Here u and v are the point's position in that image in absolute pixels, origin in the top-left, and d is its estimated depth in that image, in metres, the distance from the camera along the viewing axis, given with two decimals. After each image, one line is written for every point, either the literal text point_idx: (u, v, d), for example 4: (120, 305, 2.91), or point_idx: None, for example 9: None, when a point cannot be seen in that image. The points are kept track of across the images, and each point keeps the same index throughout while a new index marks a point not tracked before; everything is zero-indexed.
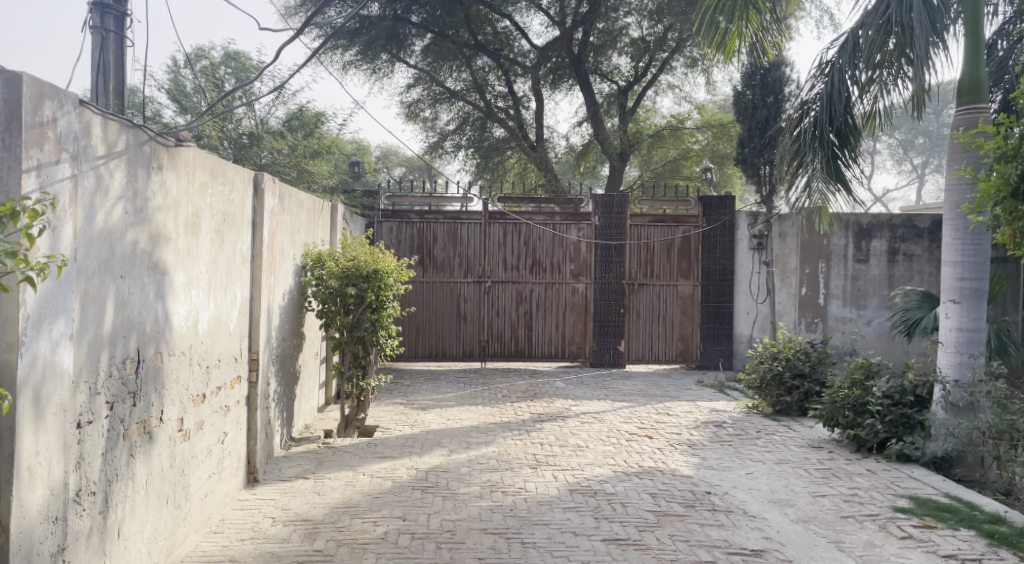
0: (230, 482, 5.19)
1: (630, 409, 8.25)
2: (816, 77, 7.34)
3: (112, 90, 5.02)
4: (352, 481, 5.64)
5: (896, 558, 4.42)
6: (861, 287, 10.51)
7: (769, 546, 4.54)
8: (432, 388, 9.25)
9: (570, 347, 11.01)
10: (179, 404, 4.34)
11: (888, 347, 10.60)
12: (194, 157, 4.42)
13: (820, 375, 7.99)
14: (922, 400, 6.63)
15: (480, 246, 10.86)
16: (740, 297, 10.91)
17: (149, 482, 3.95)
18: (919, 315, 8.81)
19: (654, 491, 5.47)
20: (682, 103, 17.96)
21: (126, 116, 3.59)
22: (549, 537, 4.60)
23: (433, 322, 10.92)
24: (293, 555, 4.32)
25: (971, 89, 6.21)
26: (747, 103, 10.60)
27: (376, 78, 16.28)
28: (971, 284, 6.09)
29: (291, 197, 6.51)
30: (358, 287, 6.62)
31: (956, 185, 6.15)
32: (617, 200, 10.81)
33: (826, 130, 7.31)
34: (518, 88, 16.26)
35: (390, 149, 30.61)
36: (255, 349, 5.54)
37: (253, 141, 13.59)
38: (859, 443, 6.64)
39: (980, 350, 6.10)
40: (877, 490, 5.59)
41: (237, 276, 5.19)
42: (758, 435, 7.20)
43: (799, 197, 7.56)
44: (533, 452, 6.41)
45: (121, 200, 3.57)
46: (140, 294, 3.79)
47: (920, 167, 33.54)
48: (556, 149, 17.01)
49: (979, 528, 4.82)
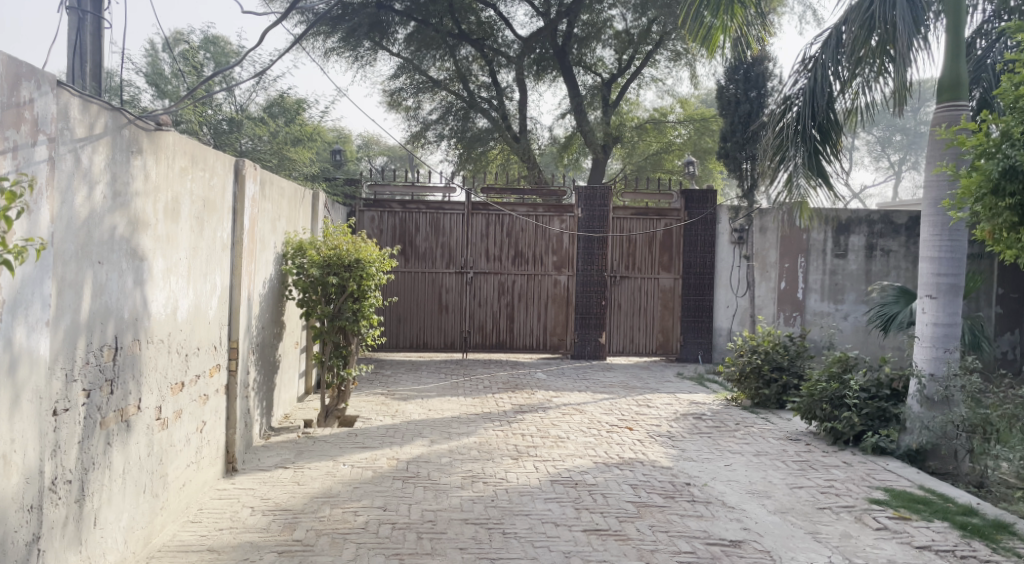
0: (208, 471, 5.14)
1: (611, 400, 8.28)
2: (799, 72, 7.36)
3: (89, 72, 4.92)
4: (331, 471, 5.61)
5: (872, 549, 4.46)
6: (838, 282, 10.66)
7: (747, 537, 4.56)
8: (413, 379, 9.22)
9: (551, 338, 11.01)
10: (157, 393, 4.29)
11: (864, 342, 10.76)
12: (174, 142, 4.36)
13: (798, 368, 8.09)
14: (898, 393, 6.67)
15: (462, 237, 10.83)
16: (719, 290, 10.93)
17: (126, 471, 3.89)
18: (896, 310, 8.88)
19: (634, 482, 5.49)
20: (665, 97, 18.01)
21: (105, 98, 3.52)
22: (530, 527, 4.60)
23: (414, 313, 10.89)
24: (272, 545, 4.29)
25: (951, 87, 6.25)
26: (730, 98, 10.59)
27: (359, 66, 16.06)
28: (946, 280, 6.14)
29: (272, 184, 6.44)
30: (339, 277, 6.56)
31: (936, 181, 6.19)
32: (600, 192, 10.83)
33: (808, 125, 7.35)
34: (501, 79, 16.20)
35: (373, 138, 30.40)
36: (235, 337, 5.48)
37: (233, 127, 13.47)
38: (836, 436, 6.71)
39: (955, 345, 6.15)
40: (853, 482, 5.65)
41: (217, 263, 5.13)
42: (736, 427, 7.25)
43: (779, 192, 7.64)
44: (514, 443, 6.41)
45: (99, 183, 3.51)
46: (118, 279, 3.73)
47: (898, 164, 33.84)
48: (539, 141, 16.96)
49: (952, 520, 4.88)
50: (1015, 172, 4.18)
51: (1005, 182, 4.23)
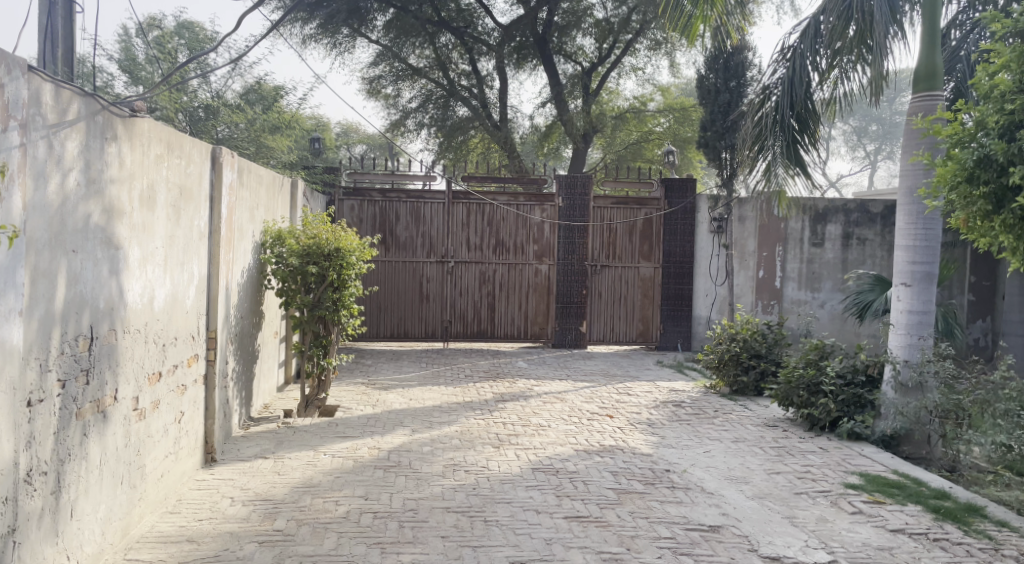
0: (187, 462, 5.10)
1: (592, 388, 8.31)
2: (778, 61, 7.38)
3: (61, 57, 4.82)
4: (312, 461, 5.59)
5: (847, 532, 4.52)
6: (816, 270, 10.74)
7: (726, 522, 4.60)
8: (393, 368, 9.20)
9: (533, 327, 11.04)
10: (134, 383, 4.24)
11: (840, 330, 10.84)
12: (150, 129, 4.30)
13: (776, 355, 8.16)
14: (873, 379, 6.75)
15: (443, 226, 10.80)
16: (699, 279, 10.98)
17: (103, 462, 3.85)
18: (871, 297, 8.96)
19: (615, 469, 5.52)
20: (645, 86, 18.00)
21: (78, 84, 3.46)
22: (511, 515, 4.61)
23: (395, 302, 10.85)
24: (252, 535, 4.27)
25: (926, 77, 6.29)
26: (709, 87, 10.61)
27: (337, 53, 15.92)
28: (920, 268, 6.20)
29: (250, 172, 6.36)
30: (319, 266, 6.51)
31: (911, 170, 6.24)
32: (581, 180, 10.81)
33: (787, 115, 7.37)
34: (481, 67, 16.13)
35: (351, 127, 30.20)
36: (213, 327, 5.43)
37: (209, 114, 13.31)
38: (812, 422, 6.78)
39: (928, 332, 6.23)
40: (829, 467, 5.71)
41: (194, 252, 5.08)
42: (715, 414, 7.30)
43: (758, 180, 7.69)
44: (495, 432, 6.41)
45: (73, 170, 3.45)
46: (93, 269, 3.68)
47: (874, 154, 34.08)
48: (520, 130, 16.92)
49: (925, 504, 4.95)
50: (989, 161, 4.24)
51: (979, 170, 4.28)
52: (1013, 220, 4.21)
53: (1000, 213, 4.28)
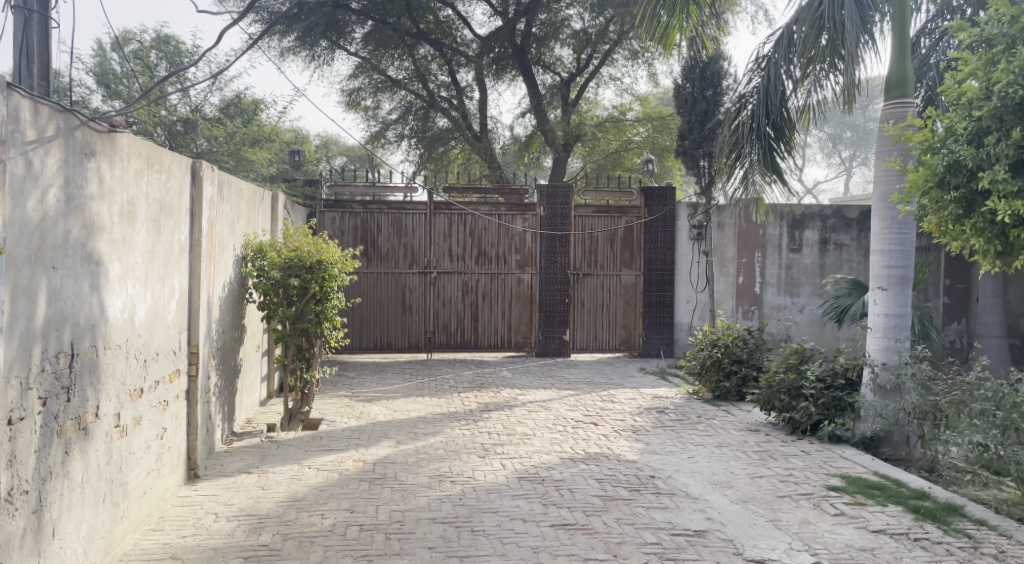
0: (170, 479, 5.07)
1: (576, 396, 8.34)
2: (753, 71, 7.47)
3: (37, 72, 4.86)
4: (296, 475, 5.57)
5: (830, 534, 4.56)
6: (794, 275, 10.80)
7: (711, 527, 4.64)
8: (376, 381, 9.16)
9: (516, 336, 11.02)
10: (116, 399, 4.22)
11: (820, 335, 10.90)
12: (129, 144, 4.29)
13: (757, 361, 8.18)
14: (852, 383, 6.81)
15: (425, 237, 10.80)
16: (680, 285, 11.06)
17: (85, 480, 3.83)
18: (849, 302, 9.05)
19: (600, 476, 5.54)
20: (623, 95, 18.09)
21: (57, 100, 3.45)
22: (498, 524, 4.62)
23: (378, 314, 10.84)
24: (237, 550, 4.25)
25: (898, 85, 6.39)
26: (687, 96, 10.71)
27: (316, 66, 15.91)
28: (896, 271, 6.30)
29: (230, 185, 6.34)
30: (301, 278, 6.50)
31: (885, 175, 6.33)
32: (561, 190, 10.87)
33: (763, 123, 7.47)
34: (461, 77, 16.19)
35: (330, 139, 30.20)
36: (194, 342, 5.41)
37: (187, 128, 13.24)
38: (794, 426, 6.85)
39: (905, 334, 6.33)
40: (810, 470, 5.77)
41: (175, 267, 5.05)
42: (698, 420, 7.34)
43: (736, 188, 7.76)
44: (481, 442, 6.42)
45: (52, 187, 3.44)
46: (73, 285, 3.66)
47: (849, 161, 34.52)
48: (500, 140, 16.98)
49: (906, 504, 5.01)
50: (960, 167, 4.32)
51: (949, 176, 4.36)
52: (984, 223, 4.29)
53: (971, 217, 4.37)
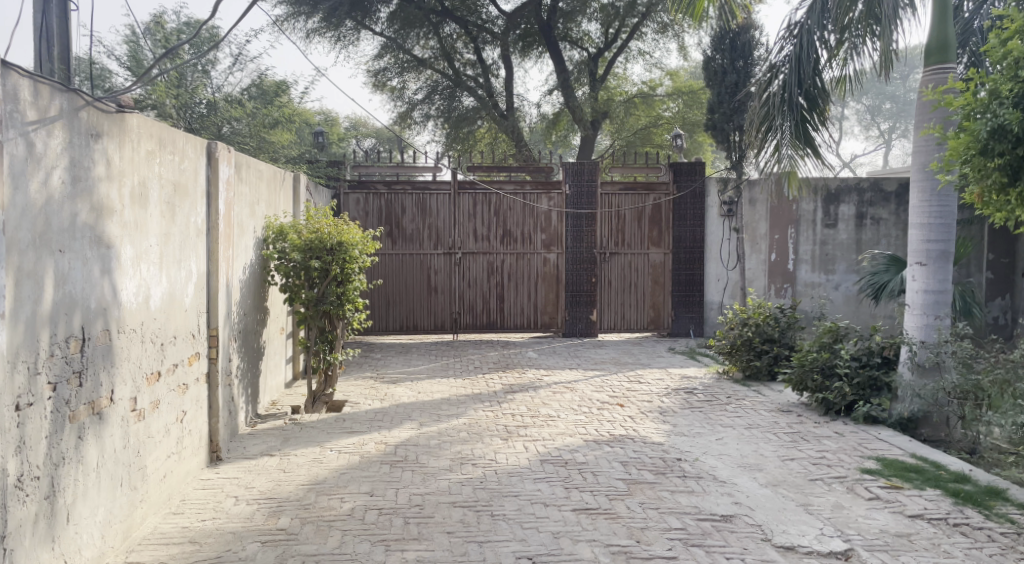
0: (191, 462, 5.06)
1: (602, 377, 8.21)
2: (784, 39, 7.17)
3: (57, 55, 4.83)
4: (318, 458, 5.52)
5: (864, 519, 4.39)
6: (829, 252, 10.44)
7: (738, 512, 4.49)
8: (401, 362, 9.11)
9: (542, 317, 10.93)
10: (132, 383, 4.18)
11: (855, 312, 10.52)
12: (139, 125, 4.21)
13: (790, 339, 7.99)
14: (889, 361, 6.58)
15: (450, 217, 10.69)
16: (710, 263, 10.87)
17: (100, 465, 3.80)
18: (887, 278, 8.77)
19: (625, 459, 5.41)
20: (653, 70, 17.77)
21: (58, 79, 3.37)
22: (519, 508, 4.52)
23: (403, 295, 10.77)
24: (256, 535, 4.21)
25: (938, 49, 6.09)
26: (716, 68, 10.44)
27: (341, 47, 15.81)
28: (936, 246, 6.04)
29: (249, 167, 6.27)
30: (322, 260, 6.45)
31: (924, 145, 6.06)
32: (587, 167, 10.70)
33: (795, 93, 7.17)
34: (486, 56, 16.11)
35: (359, 121, 30.14)
36: (214, 325, 5.37)
37: (210, 110, 12.99)
38: (827, 407, 6.64)
39: (945, 311, 6.08)
40: (845, 452, 5.58)
41: (191, 250, 5.00)
42: (728, 400, 7.17)
43: (768, 161, 7.46)
44: (504, 424, 6.33)
45: (56, 168, 3.38)
46: (82, 268, 3.61)
47: (888, 133, 33.67)
48: (527, 119, 16.83)
49: (945, 488, 4.81)
50: (1003, 132, 4.06)
51: (993, 143, 4.11)
52: None
53: (1016, 186, 4.13)
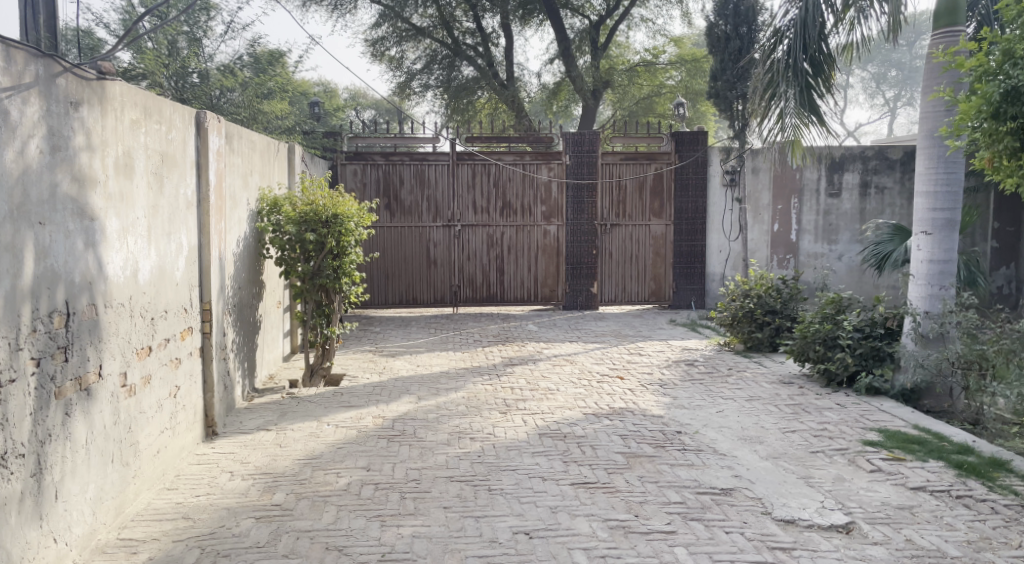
0: (186, 437, 5.01)
1: (602, 350, 8.14)
2: (790, 2, 6.99)
3: (42, 23, 4.67)
4: (315, 432, 5.47)
5: (865, 492, 4.33)
6: (832, 221, 10.31)
7: (738, 485, 4.43)
8: (400, 336, 9.04)
9: (542, 290, 10.85)
10: (121, 358, 4.11)
11: (858, 283, 10.45)
12: (122, 92, 4.10)
13: (792, 311, 7.90)
14: (892, 332, 6.49)
15: (448, 189, 10.56)
16: (712, 234, 10.78)
17: (90, 440, 3.74)
18: (890, 248, 8.65)
19: (624, 432, 5.35)
20: (656, 37, 17.50)
21: (33, 44, 3.26)
22: (516, 483, 4.46)
23: (403, 268, 10.69)
24: (250, 510, 4.16)
25: (948, 11, 5.93)
26: (719, 35, 10.26)
27: (338, 15, 15.57)
28: (942, 215, 5.93)
29: (241, 137, 6.15)
30: (317, 233, 6.32)
31: (931, 110, 5.92)
32: (588, 136, 10.53)
33: (800, 59, 7.02)
34: (486, 24, 15.95)
35: (358, 93, 29.79)
36: (207, 299, 5.29)
37: (203, 80, 12.91)
38: (829, 378, 6.58)
39: (950, 281, 5.98)
40: (846, 424, 5.51)
41: (181, 222, 4.91)
42: (729, 372, 7.11)
43: (771, 128, 7.29)
44: (503, 397, 6.27)
45: (33, 137, 3.29)
46: (64, 242, 3.52)
47: (893, 101, 33.33)
48: (527, 88, 16.65)
49: (947, 459, 4.75)
50: (1017, 95, 3.93)
51: (1005, 105, 3.99)
52: None
53: None
